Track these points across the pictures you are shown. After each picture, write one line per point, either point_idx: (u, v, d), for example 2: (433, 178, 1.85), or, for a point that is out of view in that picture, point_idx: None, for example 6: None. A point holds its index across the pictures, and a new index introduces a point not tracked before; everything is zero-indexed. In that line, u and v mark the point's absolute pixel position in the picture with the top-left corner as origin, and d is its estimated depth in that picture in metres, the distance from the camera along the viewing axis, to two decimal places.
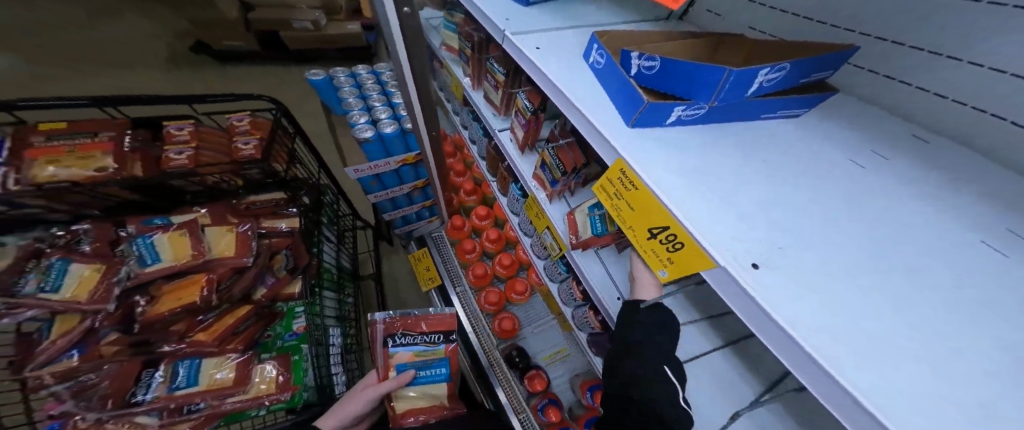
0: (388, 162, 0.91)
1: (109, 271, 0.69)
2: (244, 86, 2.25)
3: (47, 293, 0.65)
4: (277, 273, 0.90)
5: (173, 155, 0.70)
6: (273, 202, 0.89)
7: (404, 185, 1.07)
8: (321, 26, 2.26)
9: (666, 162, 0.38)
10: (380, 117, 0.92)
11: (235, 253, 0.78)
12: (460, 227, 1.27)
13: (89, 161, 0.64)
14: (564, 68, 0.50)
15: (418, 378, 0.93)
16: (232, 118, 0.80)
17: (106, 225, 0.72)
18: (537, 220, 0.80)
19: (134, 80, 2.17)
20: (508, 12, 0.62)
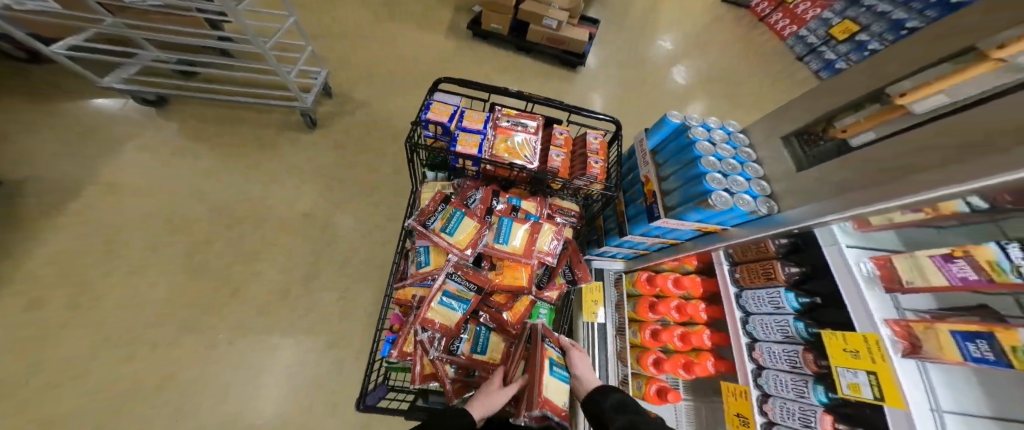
0: (691, 224, 0.88)
1: (478, 233, 0.83)
2: (471, 58, 2.52)
3: (445, 234, 0.82)
4: (555, 278, 0.97)
5: (554, 156, 0.89)
6: (571, 212, 0.97)
7: (660, 239, 1.05)
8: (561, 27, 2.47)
9: None
10: (733, 174, 0.81)
11: (550, 252, 0.89)
12: (652, 284, 1.26)
13: (520, 145, 0.85)
14: None
15: (442, 296, 0.86)
16: (591, 135, 0.96)
17: (491, 189, 0.90)
18: (845, 357, 0.70)
19: (390, 18, 2.53)
20: None
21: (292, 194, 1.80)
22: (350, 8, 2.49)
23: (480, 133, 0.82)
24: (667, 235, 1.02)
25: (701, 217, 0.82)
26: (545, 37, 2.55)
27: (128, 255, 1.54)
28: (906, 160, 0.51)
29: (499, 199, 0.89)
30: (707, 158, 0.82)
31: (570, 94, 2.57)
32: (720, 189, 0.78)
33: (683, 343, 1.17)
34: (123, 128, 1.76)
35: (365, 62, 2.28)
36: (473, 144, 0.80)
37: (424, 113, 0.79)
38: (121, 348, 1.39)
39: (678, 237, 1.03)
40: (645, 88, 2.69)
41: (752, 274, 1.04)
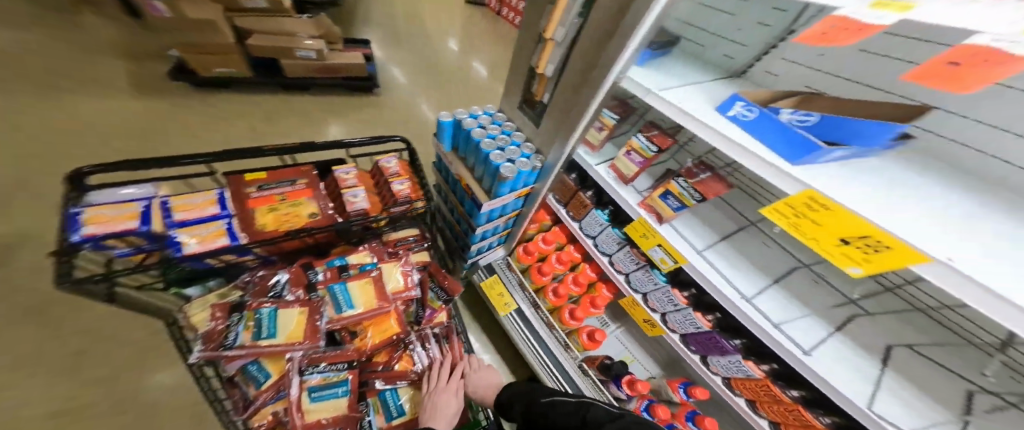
0: (509, 196, 1.02)
1: (310, 314, 0.73)
2: (240, 121, 2.14)
3: (263, 339, 0.69)
4: (432, 304, 0.95)
5: (352, 197, 0.85)
6: (409, 239, 0.96)
7: (503, 217, 1.19)
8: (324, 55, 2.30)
9: (851, 193, 0.58)
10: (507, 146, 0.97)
11: (407, 287, 0.85)
12: (530, 254, 1.48)
13: (300, 207, 0.88)
14: (709, 117, 0.75)
15: (311, 395, 0.74)
16: (383, 161, 0.96)
17: (299, 269, 0.79)
18: (644, 241, 1.00)
19: (83, 115, 1.89)
20: (645, 73, 0.89)
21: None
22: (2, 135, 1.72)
23: (219, 218, 0.81)
24: (506, 210, 1.18)
25: (510, 187, 0.98)
26: (313, 69, 2.33)
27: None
28: (577, 86, 0.75)
29: (315, 268, 0.81)
30: (483, 143, 0.95)
31: (385, 116, 2.45)
32: (504, 163, 0.93)
33: (579, 286, 1.40)
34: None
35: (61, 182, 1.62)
36: (217, 233, 0.77)
37: (77, 231, 0.63)
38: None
39: (513, 208, 1.19)
40: (447, 86, 2.84)
41: (578, 208, 1.30)
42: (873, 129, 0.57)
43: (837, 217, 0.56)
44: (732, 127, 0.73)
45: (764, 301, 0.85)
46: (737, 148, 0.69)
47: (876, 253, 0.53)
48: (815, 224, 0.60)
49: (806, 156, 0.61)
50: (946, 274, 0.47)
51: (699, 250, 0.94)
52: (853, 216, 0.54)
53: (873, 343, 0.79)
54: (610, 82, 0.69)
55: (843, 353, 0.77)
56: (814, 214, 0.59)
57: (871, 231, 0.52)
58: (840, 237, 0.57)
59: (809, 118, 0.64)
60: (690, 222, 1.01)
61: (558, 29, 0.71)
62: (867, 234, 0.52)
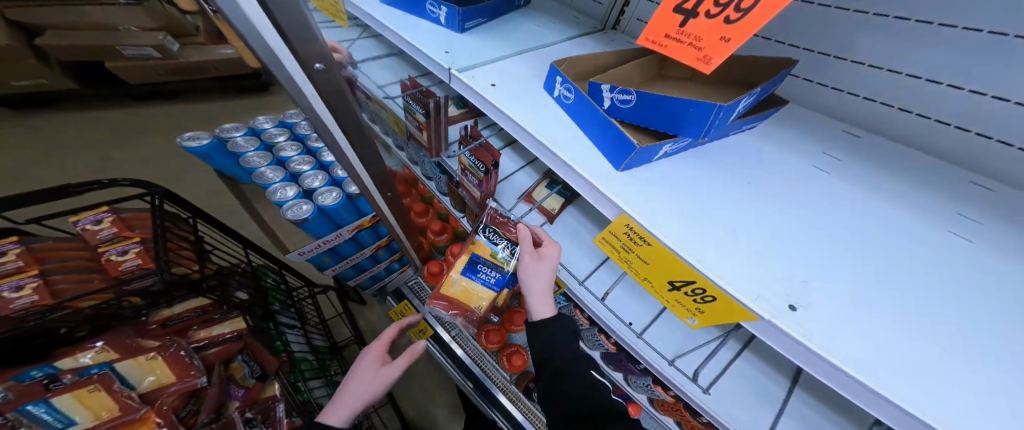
0: (340, 232, 0.87)
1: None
2: (99, 147, 1.89)
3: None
4: (245, 382, 0.78)
5: (7, 293, 0.54)
6: (197, 310, 0.73)
7: (367, 249, 1.05)
8: (172, 50, 1.96)
9: (672, 208, 0.46)
10: (312, 184, 0.87)
11: (176, 378, 0.64)
12: (439, 272, 1.26)
13: None
14: (524, 107, 0.55)
15: None
16: (81, 222, 0.65)
17: None
18: None
19: None
20: (446, 42, 0.64)
21: None
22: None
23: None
24: (365, 242, 1.03)
25: (313, 230, 0.85)
26: (164, 70, 2.03)
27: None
28: None
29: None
30: (272, 190, 0.81)
31: None
32: (291, 202, 0.81)
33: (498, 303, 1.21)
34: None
35: None
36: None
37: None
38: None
39: (378, 235, 1.04)
40: None
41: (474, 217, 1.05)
42: (691, 113, 0.40)
43: (660, 255, 0.46)
44: (555, 118, 0.55)
45: (658, 335, 0.73)
46: (549, 155, 0.52)
47: (706, 302, 0.46)
48: (645, 262, 0.50)
49: (624, 160, 0.47)
50: (773, 330, 0.36)
51: (586, 275, 0.79)
52: (675, 259, 0.44)
53: (776, 361, 0.68)
54: (307, 81, 0.44)
55: (745, 377, 0.66)
56: (641, 251, 0.49)
57: (696, 276, 0.42)
58: (671, 279, 0.48)
59: (628, 98, 0.45)
60: (578, 233, 0.86)
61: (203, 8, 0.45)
62: (696, 281, 0.44)
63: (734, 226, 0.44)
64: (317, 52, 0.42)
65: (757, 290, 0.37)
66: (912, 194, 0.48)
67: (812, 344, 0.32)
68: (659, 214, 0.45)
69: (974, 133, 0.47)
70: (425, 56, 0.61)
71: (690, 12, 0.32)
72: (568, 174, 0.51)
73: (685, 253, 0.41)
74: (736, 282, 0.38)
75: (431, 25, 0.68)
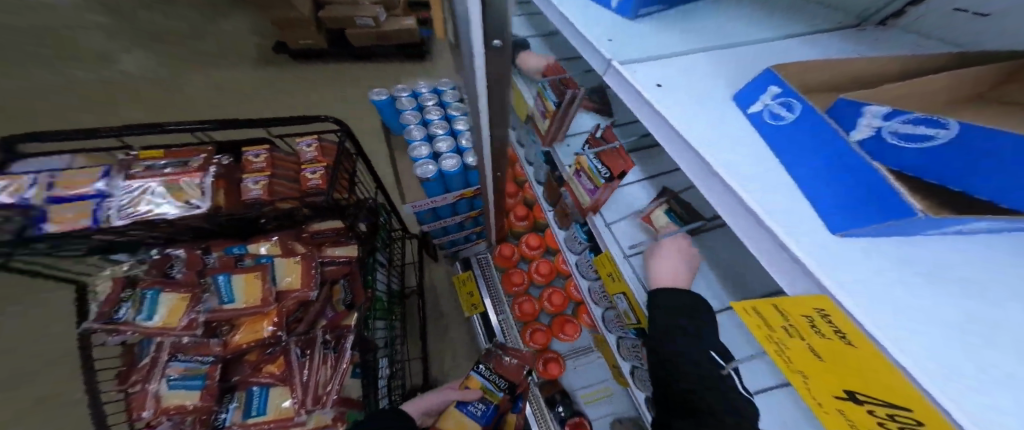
0: (446, 197, 0.89)
1: (191, 300, 0.73)
2: (304, 77, 2.37)
3: (143, 320, 0.70)
4: (337, 306, 0.91)
5: (250, 184, 0.73)
6: (333, 231, 0.90)
7: (458, 216, 1.06)
8: (381, 22, 2.32)
9: (930, 321, 0.24)
10: (441, 149, 0.90)
11: (303, 286, 0.80)
12: (508, 256, 1.32)
13: (188, 191, 0.69)
14: (697, 114, 0.39)
15: (176, 388, 0.74)
16: (302, 143, 0.83)
17: (195, 250, 0.77)
18: (609, 282, 0.71)
19: (197, 63, 2.35)
20: (612, 29, 0.51)
21: None
22: (151, 86, 2.23)
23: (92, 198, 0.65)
24: (460, 210, 1.05)
25: (432, 187, 0.88)
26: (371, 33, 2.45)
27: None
28: None
29: (212, 253, 0.78)
30: (411, 147, 0.89)
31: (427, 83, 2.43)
32: (422, 160, 0.86)
33: (552, 304, 1.20)
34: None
35: (178, 113, 2.14)
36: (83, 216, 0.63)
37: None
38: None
39: (471, 207, 1.05)
40: None
41: (563, 217, 0.99)
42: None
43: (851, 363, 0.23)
44: (742, 136, 0.38)
45: None
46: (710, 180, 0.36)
47: None
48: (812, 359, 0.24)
49: (862, 225, 0.27)
50: None
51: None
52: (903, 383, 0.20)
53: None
54: (480, 56, 0.39)
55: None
56: (810, 341, 0.27)
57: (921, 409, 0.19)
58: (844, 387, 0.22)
59: (932, 133, 0.23)
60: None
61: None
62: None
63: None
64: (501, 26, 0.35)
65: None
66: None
67: None
68: (892, 310, 0.25)
69: None
70: (584, 39, 0.50)
71: None
72: (729, 208, 0.34)
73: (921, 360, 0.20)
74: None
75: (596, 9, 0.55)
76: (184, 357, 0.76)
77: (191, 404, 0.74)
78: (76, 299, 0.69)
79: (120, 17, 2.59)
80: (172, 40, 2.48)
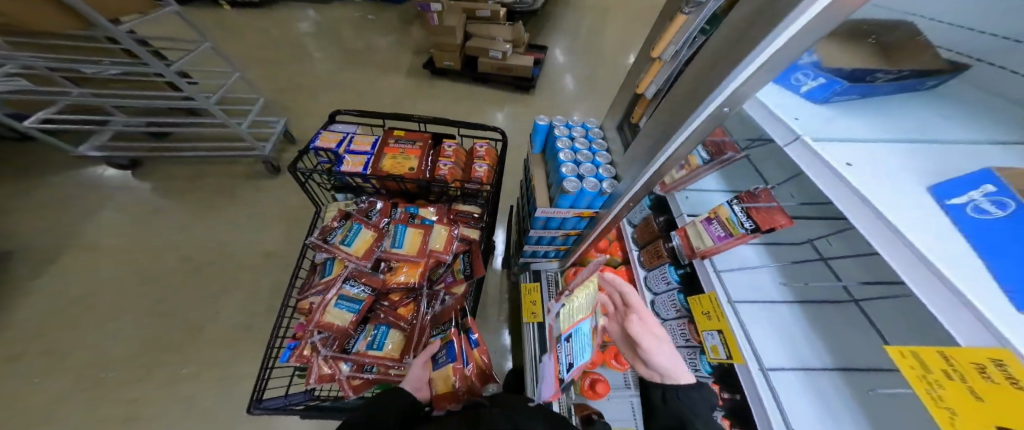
0: (567, 211, 0.97)
1: (375, 240, 1.06)
2: (428, 88, 2.85)
3: (344, 245, 1.05)
4: (455, 274, 1.12)
5: (441, 166, 1.10)
6: (470, 215, 1.18)
7: (561, 231, 1.12)
8: (507, 56, 2.73)
9: None
10: (584, 168, 0.91)
11: (443, 250, 1.08)
12: (580, 279, 1.31)
13: (409, 162, 1.09)
14: (886, 190, 0.46)
15: (339, 304, 0.99)
16: (476, 145, 1.18)
17: (390, 203, 1.15)
18: (702, 319, 0.78)
19: (351, 62, 2.92)
20: (793, 108, 0.62)
21: (215, 206, 1.67)
22: (320, 69, 2.80)
23: (366, 154, 1.08)
24: (565, 226, 1.10)
25: (569, 202, 0.93)
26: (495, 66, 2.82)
27: (47, 294, 1.35)
28: (666, 122, 0.60)
29: (398, 209, 1.15)
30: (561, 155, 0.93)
31: (528, 114, 2.74)
32: (571, 176, 0.89)
33: None
34: (68, 168, 1.67)
35: (327, 92, 2.62)
36: (359, 163, 1.06)
37: (314, 142, 1.05)
38: (15, 414, 1.14)
39: (576, 226, 1.10)
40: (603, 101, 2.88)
41: (651, 255, 1.02)
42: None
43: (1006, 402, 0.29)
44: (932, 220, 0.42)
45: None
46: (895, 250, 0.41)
47: None
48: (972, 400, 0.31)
49: None
50: None
51: (773, 367, 0.67)
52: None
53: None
54: (708, 113, 0.49)
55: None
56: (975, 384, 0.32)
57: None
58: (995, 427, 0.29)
59: None
60: (783, 325, 0.75)
61: (667, 48, 0.60)
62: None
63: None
64: (738, 100, 0.45)
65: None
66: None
67: None
68: None
69: None
70: (771, 115, 0.60)
71: None
72: (928, 283, 0.37)
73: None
74: None
75: (784, 91, 0.67)
76: (354, 281, 1.03)
77: (343, 320, 0.98)
78: (315, 219, 1.10)
79: (304, 15, 3.30)
80: (338, 39, 3.12)
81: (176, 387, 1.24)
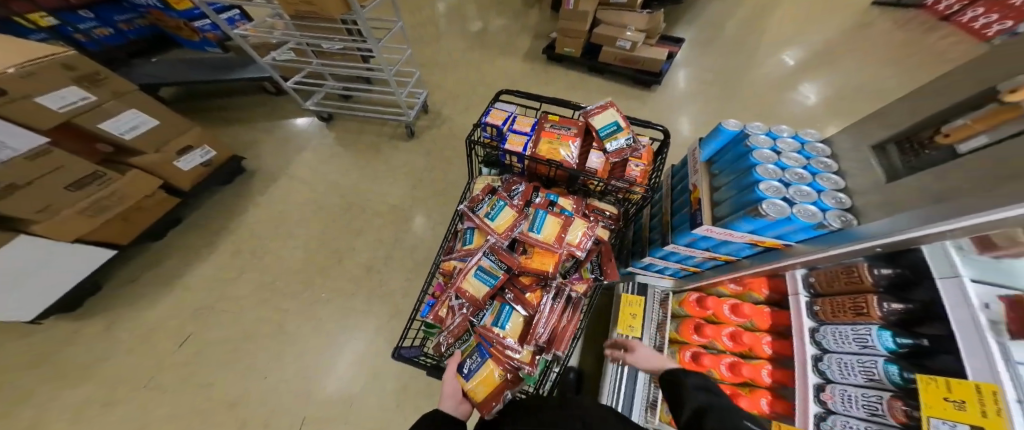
0: (745, 236, 0.83)
1: (516, 220, 1.05)
2: (542, 71, 2.82)
3: (488, 219, 1.07)
4: (582, 272, 1.07)
5: (595, 161, 1.03)
6: (607, 214, 1.09)
7: (709, 252, 1.00)
8: (636, 48, 2.50)
9: None
10: (798, 192, 0.74)
11: (579, 245, 1.02)
12: (703, 306, 1.15)
13: (565, 148, 1.04)
14: None
15: (477, 272, 1.03)
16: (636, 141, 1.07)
17: (533, 187, 1.13)
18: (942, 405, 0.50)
19: (475, 40, 3.04)
20: None
21: (362, 158, 1.97)
22: (450, 46, 3.00)
23: (526, 134, 1.06)
24: (720, 250, 0.98)
25: (753, 227, 0.78)
26: (618, 58, 2.61)
27: (257, 205, 1.83)
28: None
29: (539, 194, 1.12)
30: (760, 166, 0.79)
31: (647, 112, 2.51)
32: (776, 198, 0.74)
33: (730, 372, 1.02)
34: (274, 112, 2.18)
35: (452, 67, 2.78)
36: (521, 142, 1.05)
37: (485, 117, 1.08)
38: (233, 288, 1.59)
39: (733, 252, 0.96)
40: (740, 108, 2.46)
41: (836, 307, 0.76)
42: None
43: None
44: None
45: None
46: None
47: None
48: None
49: None
50: None
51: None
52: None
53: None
54: None
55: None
56: None
57: None
58: None
59: None
60: None
61: None
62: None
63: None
64: None
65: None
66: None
67: None
68: None
69: None
70: None
71: None
72: None
73: None
74: None
75: None
76: (489, 255, 1.05)
77: (477, 289, 1.01)
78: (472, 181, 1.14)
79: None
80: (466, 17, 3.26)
81: (320, 302, 1.55)
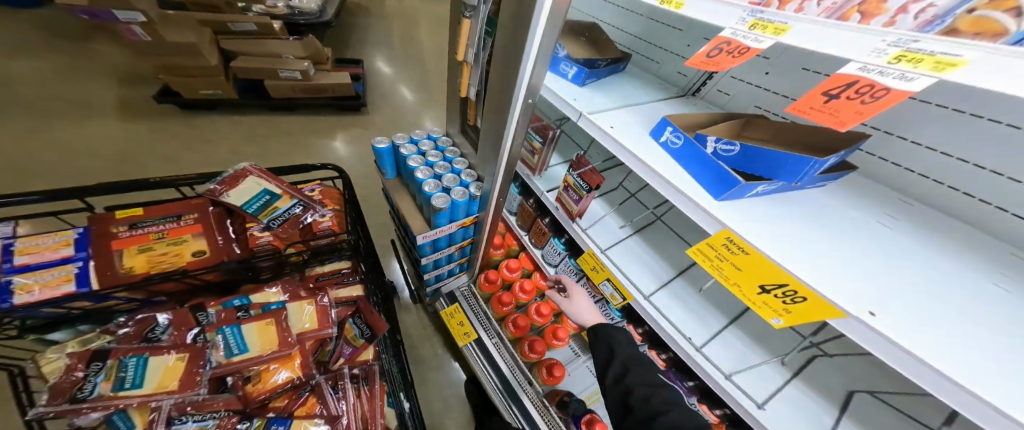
0: (449, 226, 0.98)
1: (194, 358, 0.67)
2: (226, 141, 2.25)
3: (127, 389, 0.61)
4: (353, 342, 0.90)
5: (257, 233, 0.82)
6: (338, 272, 0.96)
7: (453, 246, 1.14)
8: (311, 75, 2.38)
9: (780, 239, 0.59)
10: (449, 181, 0.94)
11: (320, 326, 0.81)
12: (493, 280, 1.39)
13: (183, 245, 0.70)
14: (650, 155, 0.76)
15: None
16: (303, 190, 0.94)
17: (184, 311, 0.72)
18: (594, 273, 1.01)
19: (81, 142, 2.04)
20: (573, 92, 0.89)
21: None
22: (31, 165, 1.89)
23: (74, 261, 0.62)
24: (455, 239, 1.13)
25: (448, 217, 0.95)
26: (299, 89, 2.43)
27: None
28: (499, 103, 0.70)
29: (208, 310, 0.74)
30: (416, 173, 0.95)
31: (375, 134, 2.50)
32: (438, 192, 0.92)
33: (542, 316, 1.30)
34: None
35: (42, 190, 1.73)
36: (65, 278, 0.59)
37: None
38: None
39: (465, 236, 1.14)
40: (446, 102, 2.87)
41: (538, 236, 1.23)
42: (790, 164, 0.60)
43: (755, 263, 0.58)
44: (674, 166, 0.74)
45: (716, 350, 0.82)
46: (678, 195, 0.69)
47: (795, 303, 0.53)
48: (740, 271, 0.60)
49: (726, 192, 0.64)
50: (857, 326, 0.47)
51: (651, 292, 0.93)
52: (769, 265, 0.55)
53: (830, 393, 0.73)
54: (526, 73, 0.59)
55: (804, 408, 0.71)
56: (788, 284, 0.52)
57: (785, 278, 0.53)
58: (762, 285, 0.57)
59: (731, 148, 0.68)
60: (637, 254, 1.04)
61: (468, 51, 0.70)
62: (786, 284, 0.53)
63: (794, 241, 0.58)
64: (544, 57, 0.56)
65: (842, 295, 0.48)
66: (982, 267, 0.55)
67: (894, 337, 0.43)
68: (770, 239, 0.58)
69: (1011, 213, 0.57)
70: (565, 102, 0.85)
71: (837, 95, 0.39)
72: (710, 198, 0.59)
73: (776, 256, 0.55)
74: (828, 288, 0.50)
75: (561, 79, 0.93)
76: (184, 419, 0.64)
77: None
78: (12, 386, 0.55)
79: None
80: (42, 116, 2.12)
81: None
